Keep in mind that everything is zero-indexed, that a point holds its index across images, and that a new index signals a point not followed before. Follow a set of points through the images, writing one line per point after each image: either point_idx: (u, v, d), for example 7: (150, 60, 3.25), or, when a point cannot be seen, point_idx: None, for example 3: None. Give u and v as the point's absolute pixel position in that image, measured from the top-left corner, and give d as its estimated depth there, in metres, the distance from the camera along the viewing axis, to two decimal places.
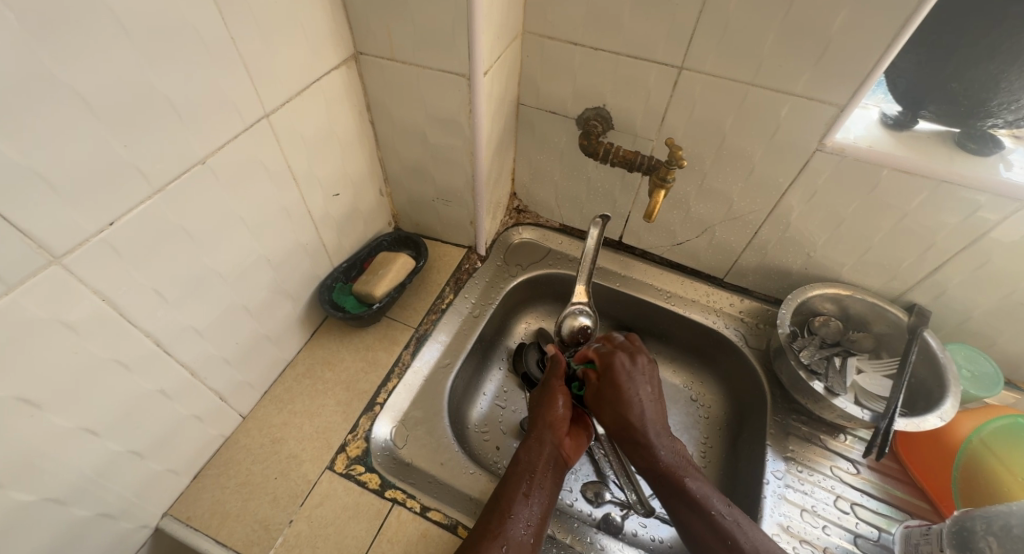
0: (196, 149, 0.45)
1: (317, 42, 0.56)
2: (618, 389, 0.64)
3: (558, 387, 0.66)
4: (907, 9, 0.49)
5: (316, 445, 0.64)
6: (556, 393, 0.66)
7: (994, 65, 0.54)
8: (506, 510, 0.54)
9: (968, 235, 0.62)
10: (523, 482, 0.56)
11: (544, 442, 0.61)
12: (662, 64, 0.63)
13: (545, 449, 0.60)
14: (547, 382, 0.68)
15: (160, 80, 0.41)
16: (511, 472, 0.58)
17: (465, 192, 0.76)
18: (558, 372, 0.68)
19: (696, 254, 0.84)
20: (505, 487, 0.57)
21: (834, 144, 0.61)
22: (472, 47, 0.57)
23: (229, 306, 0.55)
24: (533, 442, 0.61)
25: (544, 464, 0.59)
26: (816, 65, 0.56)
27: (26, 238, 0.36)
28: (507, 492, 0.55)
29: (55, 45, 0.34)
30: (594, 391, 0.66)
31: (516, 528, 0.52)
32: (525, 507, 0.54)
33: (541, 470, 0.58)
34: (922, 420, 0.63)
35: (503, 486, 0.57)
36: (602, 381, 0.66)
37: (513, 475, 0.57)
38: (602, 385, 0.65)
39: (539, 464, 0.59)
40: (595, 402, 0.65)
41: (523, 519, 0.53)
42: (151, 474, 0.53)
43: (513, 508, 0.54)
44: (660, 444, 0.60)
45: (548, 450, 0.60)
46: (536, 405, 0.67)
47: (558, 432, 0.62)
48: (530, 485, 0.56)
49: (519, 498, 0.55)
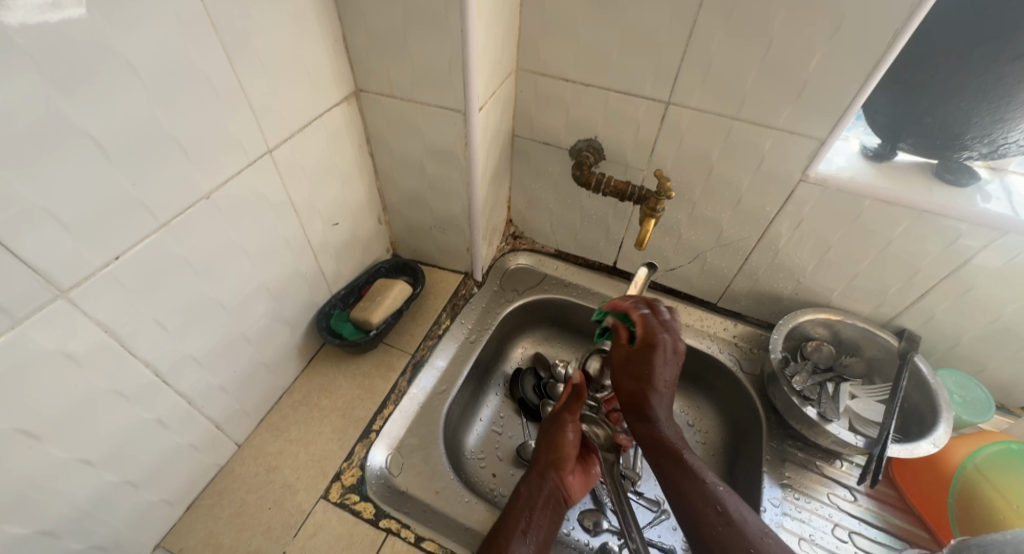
0: (201, 185, 0.47)
1: (319, 80, 0.59)
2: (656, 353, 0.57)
3: (570, 419, 0.67)
4: (879, 50, 0.52)
5: (311, 474, 0.63)
6: (566, 425, 0.67)
7: (964, 102, 0.57)
8: (504, 547, 0.53)
9: (952, 262, 0.63)
10: (523, 519, 0.57)
11: (545, 479, 0.62)
12: (650, 99, 0.66)
13: (545, 486, 0.61)
14: (557, 413, 0.69)
15: (170, 122, 0.43)
16: (511, 506, 0.59)
17: (462, 220, 0.78)
18: (572, 405, 0.69)
19: (689, 279, 0.86)
20: (503, 523, 0.57)
21: (817, 175, 0.63)
22: (467, 85, 0.59)
23: (228, 335, 0.56)
24: (534, 476, 0.63)
25: (543, 501, 0.60)
26: (796, 102, 0.58)
27: (35, 273, 0.37)
28: (505, 528, 0.55)
29: (70, 89, 0.36)
30: (621, 357, 0.59)
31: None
32: (524, 542, 0.54)
33: (541, 506, 0.59)
34: (916, 446, 0.63)
35: (502, 521, 0.57)
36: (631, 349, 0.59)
37: (511, 513, 0.58)
38: (629, 353, 0.58)
39: (539, 501, 0.59)
40: (627, 361, 0.58)
41: None
42: (145, 505, 0.53)
43: (511, 544, 0.53)
44: (657, 421, 0.53)
45: (550, 485, 0.61)
46: (543, 436, 0.68)
47: (562, 470, 0.63)
48: (529, 520, 0.57)
49: (518, 535, 0.55)
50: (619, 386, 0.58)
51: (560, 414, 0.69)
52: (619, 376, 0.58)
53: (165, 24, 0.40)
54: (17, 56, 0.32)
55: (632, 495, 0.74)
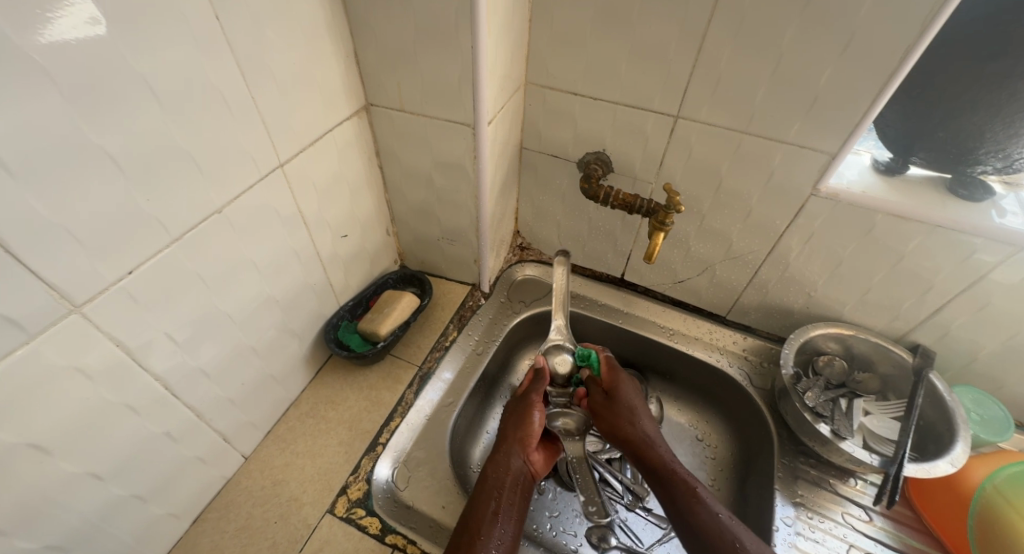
0: (213, 199, 0.48)
1: (331, 95, 0.60)
2: (632, 403, 0.69)
3: (536, 401, 0.69)
4: (891, 65, 0.51)
5: (318, 487, 0.63)
6: (533, 407, 0.68)
7: (977, 117, 0.56)
8: (475, 532, 0.54)
9: (968, 277, 0.62)
10: (492, 503, 0.57)
11: (512, 457, 0.63)
12: (659, 112, 0.66)
13: (512, 464, 0.62)
14: (524, 395, 0.71)
15: (185, 138, 0.43)
16: (480, 487, 0.59)
17: (470, 232, 0.78)
18: (535, 387, 0.71)
19: (697, 292, 0.85)
20: (476, 504, 0.57)
21: (828, 190, 0.63)
22: (476, 99, 0.60)
23: (237, 347, 0.56)
24: (503, 452, 0.64)
25: (511, 482, 0.60)
26: (807, 115, 0.58)
27: (49, 289, 0.37)
28: (479, 510, 0.56)
29: (89, 107, 0.36)
30: (599, 403, 0.70)
31: (488, 546, 0.53)
32: (492, 523, 0.55)
33: (512, 487, 0.60)
34: (933, 465, 0.62)
35: (474, 503, 0.57)
36: (606, 397, 0.70)
37: (482, 495, 0.58)
38: (606, 400, 0.70)
39: (507, 482, 0.60)
40: (603, 410, 0.69)
41: (495, 539, 0.54)
42: (152, 518, 0.53)
43: (483, 530, 0.54)
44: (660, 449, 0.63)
45: (518, 467, 0.62)
46: (509, 415, 0.69)
47: (526, 449, 0.64)
48: (498, 502, 0.57)
49: (490, 515, 0.56)
50: (615, 430, 0.67)
51: (527, 396, 0.70)
52: (620, 421, 0.67)
53: (182, 45, 0.41)
54: (38, 76, 0.33)
55: (641, 512, 0.73)
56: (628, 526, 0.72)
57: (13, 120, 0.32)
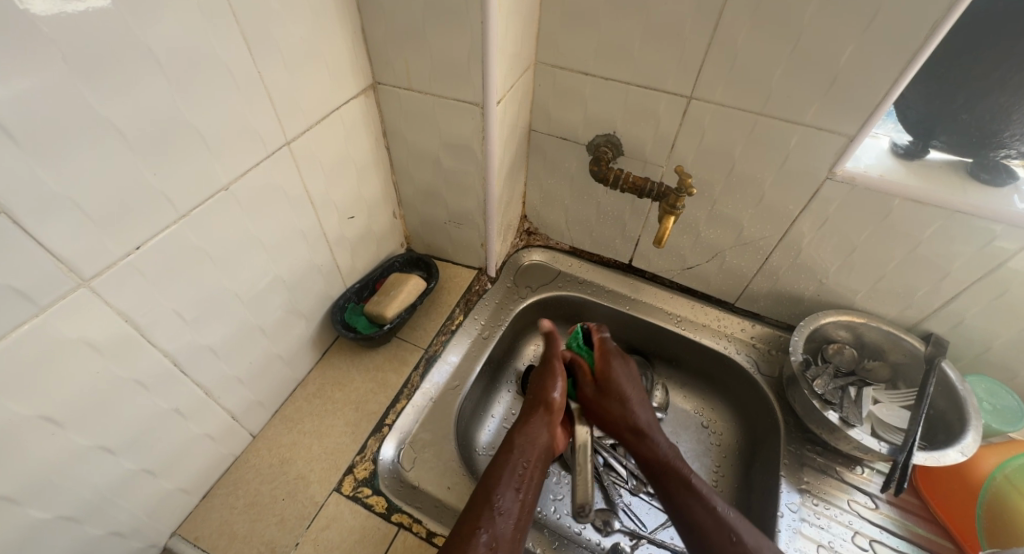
0: (220, 176, 0.47)
1: (339, 72, 0.59)
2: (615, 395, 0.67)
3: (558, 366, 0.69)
4: (915, 43, 0.50)
5: (324, 466, 0.64)
6: (556, 374, 0.68)
7: (1003, 98, 0.54)
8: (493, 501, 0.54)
9: (985, 264, 0.61)
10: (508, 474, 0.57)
11: (541, 429, 0.63)
12: (671, 93, 0.65)
13: (540, 440, 0.62)
14: (547, 362, 0.70)
15: (191, 112, 0.43)
16: (501, 460, 0.59)
17: (477, 215, 0.78)
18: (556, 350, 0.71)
19: (706, 278, 0.84)
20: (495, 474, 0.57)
21: (844, 173, 0.62)
22: (485, 78, 0.58)
23: (245, 325, 0.57)
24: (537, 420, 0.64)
25: (535, 455, 0.60)
26: (825, 96, 0.57)
27: (57, 261, 0.37)
28: (498, 482, 0.56)
29: (95, 77, 0.36)
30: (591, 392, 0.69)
31: (504, 521, 0.52)
32: (505, 490, 0.55)
33: (535, 461, 0.59)
34: (943, 454, 0.61)
35: (493, 475, 0.57)
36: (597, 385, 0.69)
37: (502, 466, 0.58)
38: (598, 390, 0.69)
39: (530, 456, 0.60)
40: (597, 399, 0.68)
41: (511, 511, 0.54)
42: (162, 493, 0.53)
43: (500, 500, 0.54)
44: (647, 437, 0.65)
45: (543, 439, 0.62)
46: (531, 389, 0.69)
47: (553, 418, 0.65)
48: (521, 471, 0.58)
49: (510, 491, 0.55)
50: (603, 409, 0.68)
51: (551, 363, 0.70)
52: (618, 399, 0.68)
53: (189, 16, 0.40)
54: (43, 43, 0.32)
55: (643, 496, 0.73)
56: (632, 511, 0.72)
57: (19, 89, 0.32)
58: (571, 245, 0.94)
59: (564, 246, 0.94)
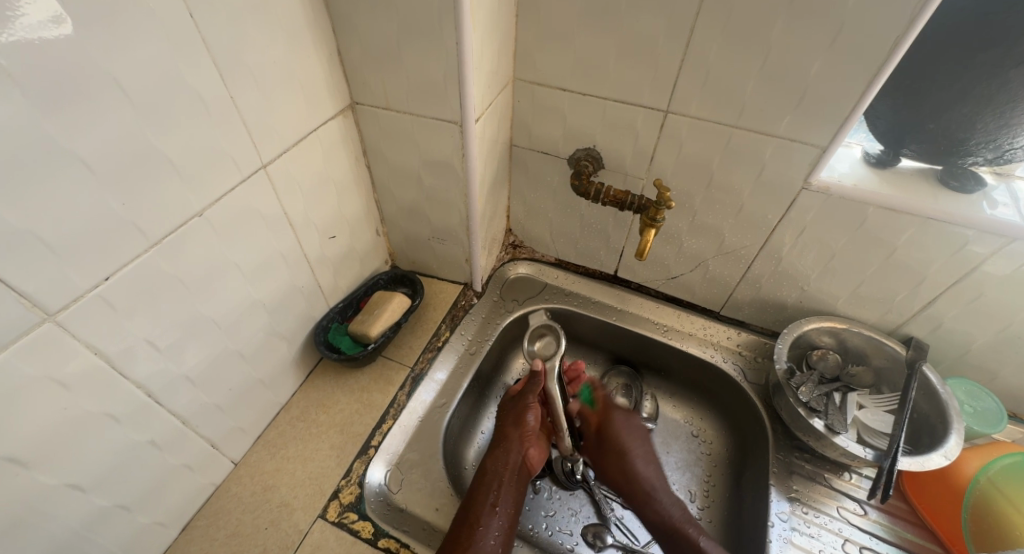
0: (193, 203, 0.47)
1: (316, 93, 0.59)
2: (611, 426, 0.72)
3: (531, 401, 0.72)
4: (880, 57, 0.51)
5: (308, 493, 0.62)
6: (527, 406, 0.71)
7: (967, 108, 0.56)
8: (475, 521, 0.57)
9: (959, 269, 0.62)
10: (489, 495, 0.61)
11: (512, 452, 0.67)
12: (649, 108, 0.65)
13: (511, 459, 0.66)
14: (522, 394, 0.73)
15: (160, 139, 0.42)
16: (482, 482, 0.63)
17: (461, 231, 0.78)
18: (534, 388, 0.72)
19: (691, 287, 0.85)
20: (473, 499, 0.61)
21: (819, 183, 0.62)
22: (463, 97, 0.59)
23: (225, 350, 0.56)
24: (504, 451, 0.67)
25: (509, 473, 0.64)
26: (796, 109, 0.58)
27: (20, 298, 0.36)
28: (477, 502, 0.60)
29: (54, 110, 0.35)
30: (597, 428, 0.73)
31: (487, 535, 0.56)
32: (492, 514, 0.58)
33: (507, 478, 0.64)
34: (927, 458, 0.62)
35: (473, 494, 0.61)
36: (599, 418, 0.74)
37: (480, 489, 0.62)
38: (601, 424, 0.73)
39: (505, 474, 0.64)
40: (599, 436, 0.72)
41: (492, 530, 0.57)
42: (138, 528, 0.52)
43: (482, 519, 0.58)
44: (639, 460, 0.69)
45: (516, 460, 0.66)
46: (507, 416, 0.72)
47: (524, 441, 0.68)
48: (498, 492, 0.62)
49: (487, 506, 0.59)
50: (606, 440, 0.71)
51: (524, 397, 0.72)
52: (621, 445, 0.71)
53: (153, 43, 0.39)
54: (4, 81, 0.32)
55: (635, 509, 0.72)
56: (625, 525, 0.71)
57: None
58: (557, 256, 0.94)
59: (550, 256, 0.95)
